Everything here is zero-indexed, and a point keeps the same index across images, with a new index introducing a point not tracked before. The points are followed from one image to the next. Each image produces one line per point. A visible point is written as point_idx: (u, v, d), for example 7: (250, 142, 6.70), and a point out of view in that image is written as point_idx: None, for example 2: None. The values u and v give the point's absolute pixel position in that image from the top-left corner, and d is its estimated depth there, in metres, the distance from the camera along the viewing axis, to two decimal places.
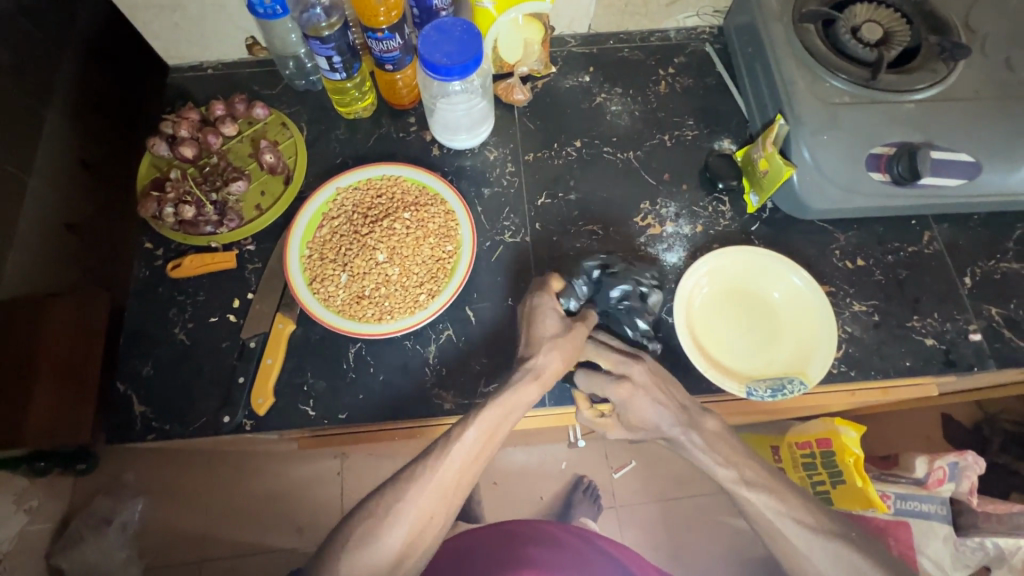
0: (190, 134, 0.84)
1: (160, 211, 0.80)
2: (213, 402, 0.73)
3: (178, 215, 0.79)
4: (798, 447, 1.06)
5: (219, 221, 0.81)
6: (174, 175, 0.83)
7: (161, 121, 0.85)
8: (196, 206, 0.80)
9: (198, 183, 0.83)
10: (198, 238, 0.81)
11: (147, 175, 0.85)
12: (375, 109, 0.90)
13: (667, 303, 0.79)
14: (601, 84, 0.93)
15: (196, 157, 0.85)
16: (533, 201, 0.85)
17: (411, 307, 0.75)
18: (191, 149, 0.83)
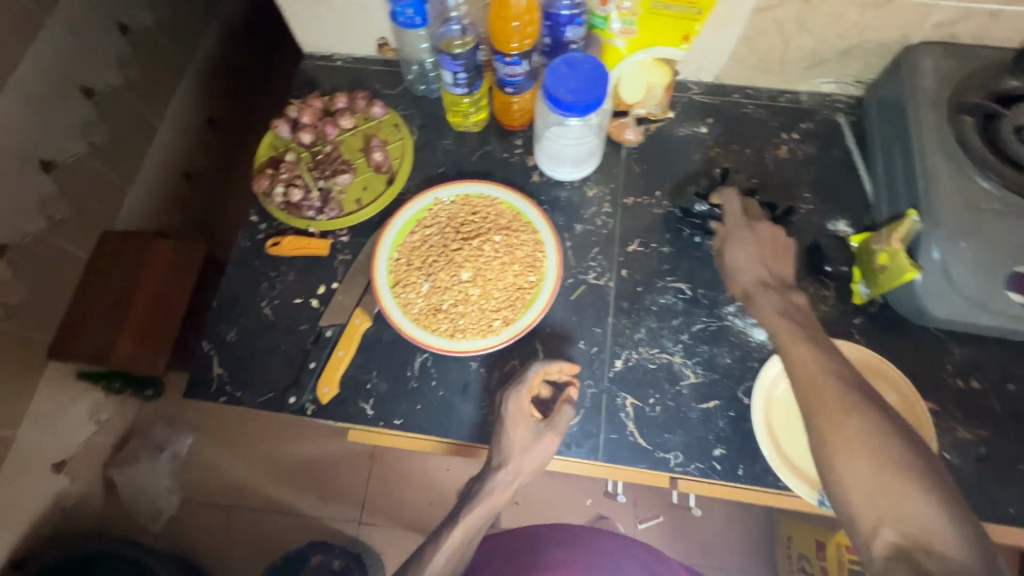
0: (311, 121, 0.89)
1: (271, 189, 0.85)
2: (283, 380, 0.76)
3: (287, 196, 0.84)
4: None
5: (321, 208, 0.85)
6: (289, 158, 0.88)
7: (288, 105, 0.90)
8: (303, 190, 0.84)
9: (310, 169, 0.88)
10: (298, 221, 0.85)
11: (265, 152, 0.91)
12: (486, 126, 0.91)
13: (744, 382, 0.74)
14: (717, 138, 0.90)
15: (312, 144, 0.89)
16: (624, 246, 0.82)
17: (483, 330, 0.75)
18: (310, 135, 0.88)
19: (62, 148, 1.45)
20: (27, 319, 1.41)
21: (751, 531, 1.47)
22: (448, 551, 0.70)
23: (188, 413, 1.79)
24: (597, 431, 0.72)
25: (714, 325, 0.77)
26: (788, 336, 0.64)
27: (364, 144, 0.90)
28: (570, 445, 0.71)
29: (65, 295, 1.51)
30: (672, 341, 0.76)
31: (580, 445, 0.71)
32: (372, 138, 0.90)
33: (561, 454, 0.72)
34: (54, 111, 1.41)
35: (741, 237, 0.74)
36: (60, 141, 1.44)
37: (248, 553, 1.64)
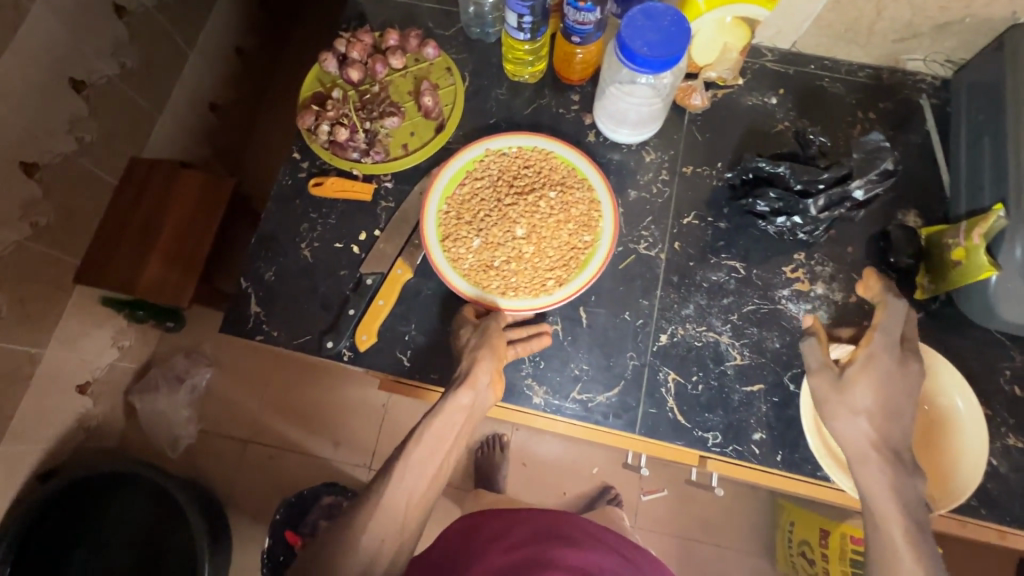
0: (360, 58, 0.85)
1: (315, 127, 0.82)
2: (320, 324, 0.75)
3: (332, 135, 0.81)
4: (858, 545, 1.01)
5: (366, 151, 0.81)
6: (336, 96, 0.84)
7: (337, 37, 0.86)
8: (349, 131, 0.81)
9: (356, 109, 0.84)
10: (341, 162, 0.81)
11: (310, 86, 0.86)
12: (542, 78, 0.86)
13: (792, 369, 0.72)
14: (787, 111, 0.84)
15: (360, 82, 0.85)
16: (678, 218, 0.79)
17: (537, 288, 0.73)
18: (359, 73, 0.84)
19: (92, 68, 1.41)
20: (55, 240, 1.41)
21: (751, 511, 1.49)
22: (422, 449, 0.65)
23: (208, 347, 1.80)
24: (636, 405, 0.71)
25: (765, 308, 0.74)
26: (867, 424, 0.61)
27: (413, 87, 0.86)
28: (608, 416, 0.70)
29: (92, 220, 1.50)
30: (721, 320, 0.74)
31: (618, 417, 0.70)
32: (423, 81, 0.85)
33: (598, 424, 0.71)
34: (86, 27, 1.36)
35: (887, 376, 0.61)
36: (91, 60, 1.40)
37: (261, 488, 1.69)
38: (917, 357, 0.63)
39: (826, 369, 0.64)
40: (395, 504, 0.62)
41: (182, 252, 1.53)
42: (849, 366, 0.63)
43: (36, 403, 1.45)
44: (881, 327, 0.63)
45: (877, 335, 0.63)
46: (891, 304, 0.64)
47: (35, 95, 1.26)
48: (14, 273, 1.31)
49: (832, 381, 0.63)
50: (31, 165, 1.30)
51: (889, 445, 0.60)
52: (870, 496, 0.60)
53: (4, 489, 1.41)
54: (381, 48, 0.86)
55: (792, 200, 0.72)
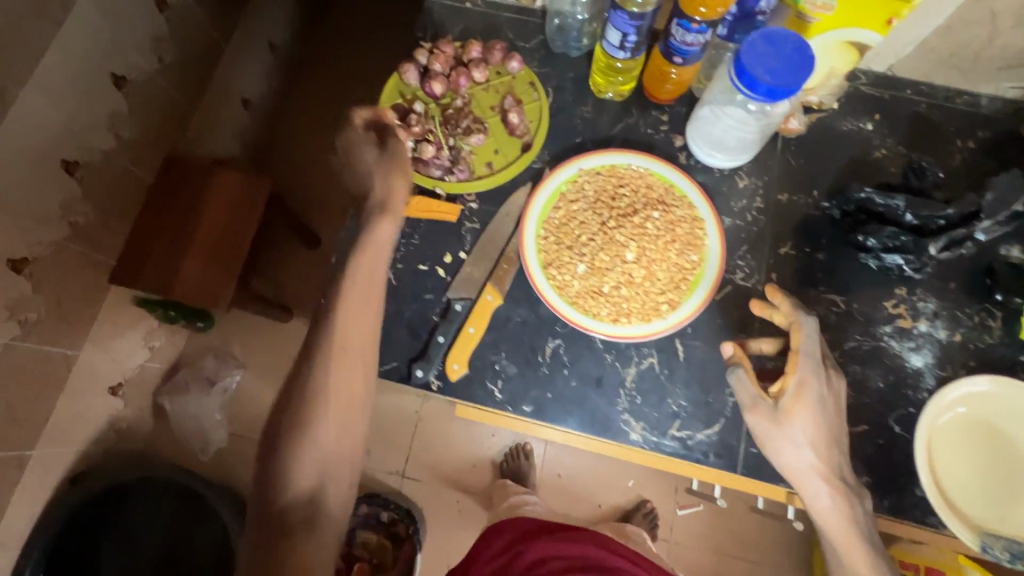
0: (442, 70, 0.82)
1: (398, 142, 0.79)
2: (408, 352, 0.72)
3: (416, 151, 0.78)
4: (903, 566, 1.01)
5: (451, 170, 0.78)
6: (418, 109, 0.81)
7: (418, 48, 0.82)
8: (435, 148, 0.78)
9: (440, 125, 0.81)
10: (424, 179, 0.78)
11: (389, 98, 0.83)
12: (629, 96, 0.83)
13: (896, 410, 0.70)
14: (883, 137, 0.81)
15: (442, 96, 0.82)
16: (775, 247, 0.76)
17: (649, 314, 0.71)
18: (442, 86, 0.81)
19: (130, 62, 1.36)
20: (93, 239, 1.37)
21: (789, 528, 1.48)
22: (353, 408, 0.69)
23: (238, 349, 1.77)
24: (736, 444, 0.69)
25: (867, 345, 0.72)
26: (813, 444, 0.62)
27: (496, 103, 0.83)
28: (709, 454, 0.68)
29: (127, 219, 1.46)
30: None
31: (718, 456, 0.68)
32: (507, 96, 0.82)
33: (698, 462, 0.69)
34: (127, 20, 1.31)
35: (818, 398, 0.63)
36: (131, 54, 1.35)
37: None
38: (836, 369, 0.65)
39: (761, 402, 0.64)
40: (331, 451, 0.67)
41: (221, 252, 1.49)
42: (782, 397, 0.63)
43: (69, 405, 1.41)
44: (803, 351, 0.64)
45: (801, 361, 0.63)
46: (805, 326, 0.65)
47: (77, 91, 1.21)
48: (53, 273, 1.27)
49: (769, 414, 0.63)
50: (72, 163, 1.26)
51: (827, 465, 0.62)
52: (825, 522, 0.63)
53: (36, 494, 1.38)
54: (463, 60, 0.83)
55: (912, 240, 0.70)
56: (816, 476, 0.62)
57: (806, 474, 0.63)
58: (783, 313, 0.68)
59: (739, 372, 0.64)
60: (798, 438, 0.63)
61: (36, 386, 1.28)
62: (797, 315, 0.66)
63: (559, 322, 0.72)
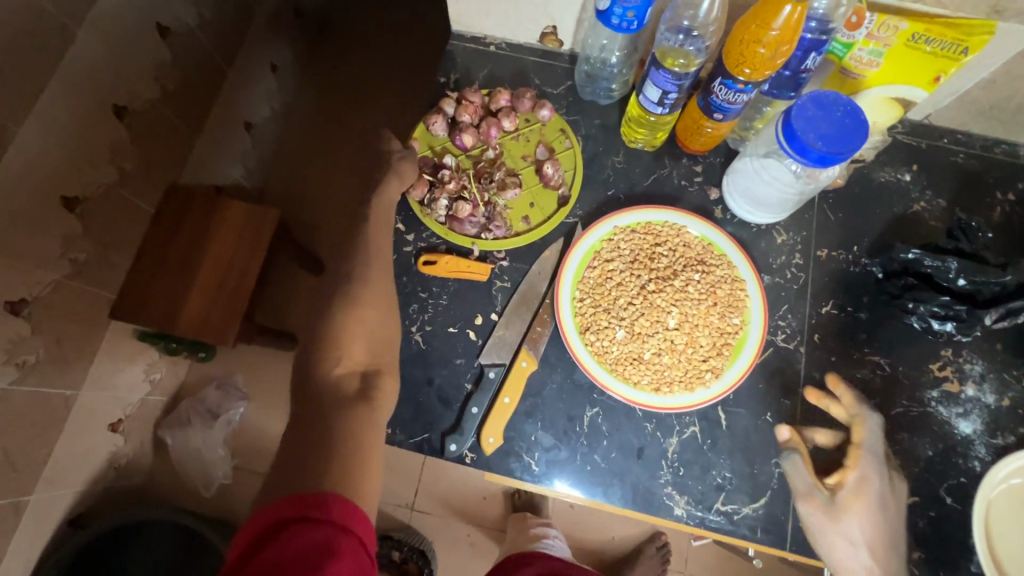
0: (472, 120, 0.79)
1: (431, 200, 0.76)
2: (440, 422, 0.69)
3: (451, 209, 0.75)
4: None
5: (487, 227, 0.76)
6: (449, 163, 0.79)
7: (445, 98, 0.80)
8: (470, 205, 0.76)
9: (473, 179, 0.78)
10: (459, 237, 0.76)
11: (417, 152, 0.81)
12: (661, 146, 0.81)
13: (947, 480, 0.67)
14: (922, 189, 0.79)
15: (473, 148, 0.80)
16: (816, 306, 0.74)
17: (693, 382, 0.68)
18: (472, 138, 0.78)
19: (134, 93, 1.32)
20: (94, 275, 1.31)
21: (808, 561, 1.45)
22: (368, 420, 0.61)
23: (241, 378, 1.73)
24: (784, 519, 0.66)
25: (915, 410, 0.70)
26: (869, 543, 0.61)
27: (528, 152, 0.81)
28: (756, 530, 0.65)
29: (129, 251, 1.41)
30: None
31: (767, 532, 0.65)
32: (540, 146, 0.80)
33: (745, 538, 0.66)
34: (131, 50, 1.27)
35: (881, 501, 0.61)
36: (134, 84, 1.31)
37: None
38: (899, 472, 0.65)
39: (817, 492, 0.62)
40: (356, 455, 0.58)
41: (226, 283, 1.45)
42: (841, 490, 0.62)
43: (69, 447, 1.36)
44: (865, 447, 0.63)
45: (864, 456, 0.63)
46: (867, 421, 0.65)
47: (83, 128, 1.17)
48: (52, 313, 1.21)
49: (827, 509, 0.62)
50: (73, 200, 1.19)
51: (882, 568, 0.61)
52: None
53: (35, 539, 1.33)
54: (492, 109, 0.80)
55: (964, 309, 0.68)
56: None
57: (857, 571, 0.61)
58: (844, 404, 0.66)
59: (794, 458, 0.63)
60: (853, 538, 0.61)
61: (34, 432, 1.22)
62: (861, 410, 0.65)
63: (597, 389, 0.69)
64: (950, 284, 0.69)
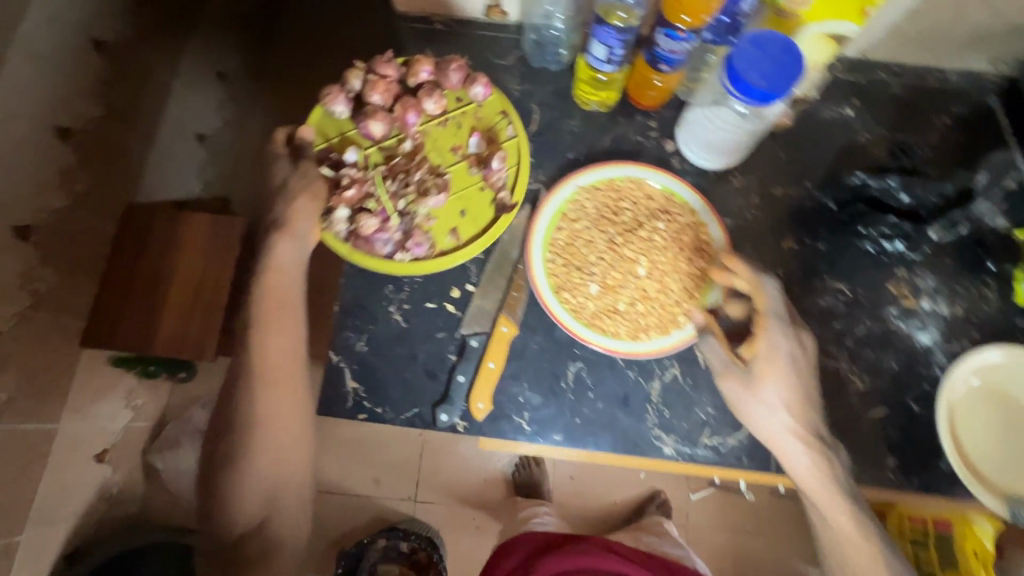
0: (382, 103, 0.74)
1: (332, 212, 0.72)
2: (428, 395, 0.70)
3: (358, 219, 0.72)
4: (909, 520, 1.02)
5: (403, 246, 0.73)
6: (353, 164, 0.75)
7: (350, 71, 0.74)
8: (379, 220, 0.73)
9: (385, 184, 0.75)
10: (373, 255, 0.73)
11: (318, 136, 0.76)
12: (614, 106, 0.82)
13: (912, 389, 0.71)
14: (864, 121, 0.83)
15: (385, 137, 0.76)
16: (777, 242, 0.77)
17: (668, 326, 0.70)
18: (383, 126, 0.74)
19: (77, 113, 1.27)
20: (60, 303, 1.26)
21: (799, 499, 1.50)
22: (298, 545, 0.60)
23: None
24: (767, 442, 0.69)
25: (877, 328, 0.74)
26: (789, 403, 0.63)
27: (457, 142, 0.78)
28: (742, 457, 0.69)
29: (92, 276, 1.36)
30: (837, 346, 0.73)
31: (752, 457, 0.69)
32: (472, 133, 0.77)
33: (733, 466, 0.69)
34: (67, 67, 1.22)
35: (790, 361, 0.63)
36: (75, 103, 1.26)
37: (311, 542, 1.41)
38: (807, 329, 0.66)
39: (733, 366, 0.64)
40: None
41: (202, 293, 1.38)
42: (754, 361, 0.63)
43: (55, 482, 1.32)
44: (768, 313, 0.64)
45: (767, 322, 0.63)
46: (764, 285, 0.65)
47: (27, 152, 1.13)
48: (19, 347, 1.17)
49: (741, 380, 0.63)
50: (24, 228, 1.15)
51: (804, 427, 0.63)
52: (808, 489, 0.64)
53: None
54: (411, 87, 0.76)
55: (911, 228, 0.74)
56: (792, 438, 0.63)
57: (781, 435, 0.63)
58: (743, 277, 0.66)
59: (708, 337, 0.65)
60: (772, 403, 0.63)
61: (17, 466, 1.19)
62: (757, 277, 0.65)
63: (577, 344, 0.71)
64: (896, 202, 0.74)
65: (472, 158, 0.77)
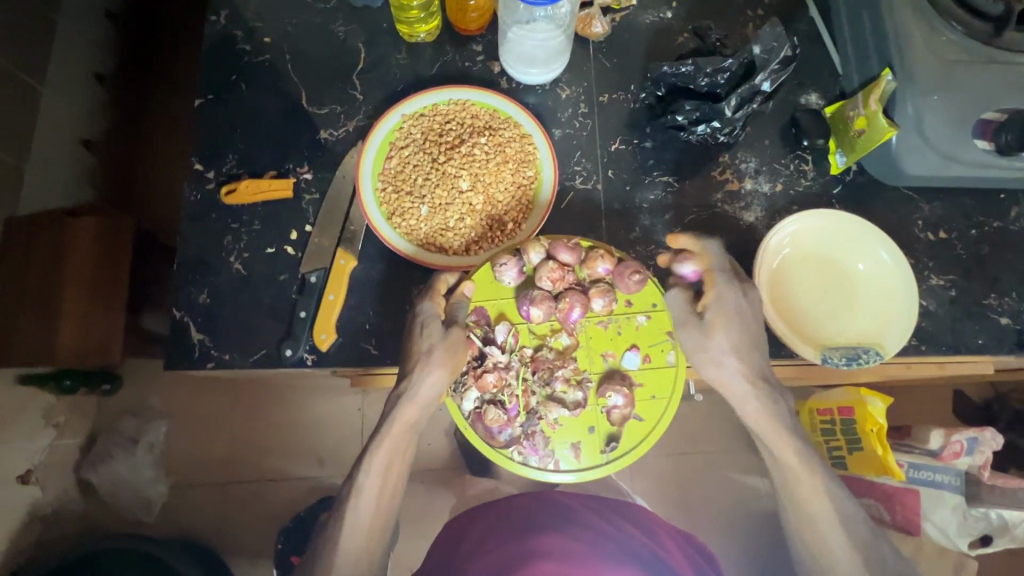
0: (556, 287, 0.69)
1: (465, 387, 0.68)
2: (275, 334, 0.72)
3: (483, 412, 0.67)
4: (818, 413, 1.08)
5: (521, 442, 0.68)
6: (499, 349, 0.69)
7: (533, 241, 0.68)
8: (507, 413, 0.68)
9: (526, 377, 0.69)
10: (493, 452, 0.68)
11: (483, 284, 0.70)
12: (439, 35, 0.83)
13: (740, 265, 0.76)
14: (685, 21, 0.84)
15: (541, 322, 0.70)
16: (606, 146, 0.80)
17: (498, 237, 0.74)
18: (545, 311, 0.68)
19: None
20: None
21: None
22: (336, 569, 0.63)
23: None
24: None
25: (705, 214, 0.78)
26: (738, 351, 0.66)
27: (612, 349, 0.71)
28: None
29: None
30: (667, 236, 0.77)
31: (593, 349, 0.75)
32: (614, 358, 0.71)
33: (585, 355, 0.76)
34: None
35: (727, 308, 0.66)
36: None
37: (250, 528, 1.29)
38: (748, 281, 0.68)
39: (690, 320, 0.67)
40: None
41: (102, 286, 1.14)
42: (706, 311, 0.65)
43: None
44: (714, 269, 0.67)
45: (715, 277, 0.66)
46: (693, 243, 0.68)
47: None
48: None
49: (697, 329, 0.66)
50: None
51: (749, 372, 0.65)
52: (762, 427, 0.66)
53: None
54: (587, 278, 0.70)
55: (709, 106, 0.74)
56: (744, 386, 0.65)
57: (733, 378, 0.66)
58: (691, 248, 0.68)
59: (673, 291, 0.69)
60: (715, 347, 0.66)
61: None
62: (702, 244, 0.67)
63: (418, 268, 0.74)
64: (696, 86, 0.76)
65: (618, 371, 0.70)
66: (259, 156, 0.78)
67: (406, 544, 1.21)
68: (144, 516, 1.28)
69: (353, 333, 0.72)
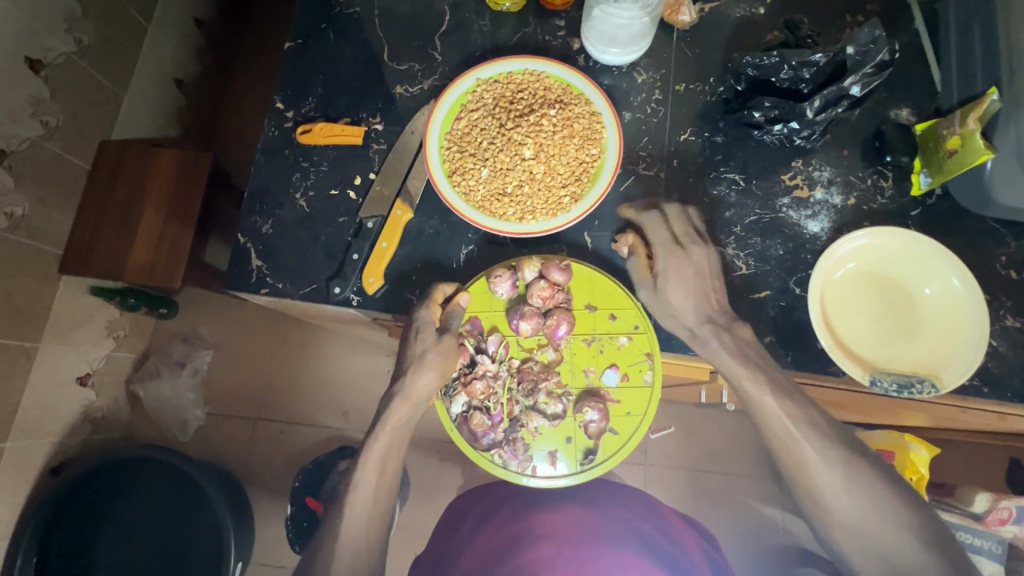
0: (541, 304, 0.70)
1: (454, 392, 0.70)
2: (325, 272, 0.75)
3: (467, 417, 0.70)
4: None
5: (501, 446, 0.70)
6: (489, 358, 0.71)
7: (524, 258, 0.70)
8: (491, 419, 0.70)
9: (512, 386, 0.71)
10: (475, 453, 0.69)
11: (479, 298, 0.72)
12: (524, 6, 0.83)
13: (797, 274, 0.73)
14: (776, 18, 0.81)
15: (529, 335, 0.71)
16: (675, 135, 0.78)
17: (554, 209, 0.74)
18: (531, 326, 0.70)
19: None
20: (39, 228, 1.07)
21: None
22: (350, 531, 0.62)
23: None
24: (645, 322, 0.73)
25: (767, 217, 0.75)
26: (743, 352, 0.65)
27: (594, 365, 0.71)
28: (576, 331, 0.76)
29: (72, 200, 1.13)
30: (724, 233, 0.75)
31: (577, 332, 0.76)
32: (595, 376, 0.71)
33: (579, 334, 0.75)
34: None
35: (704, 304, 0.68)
36: None
37: (270, 464, 1.35)
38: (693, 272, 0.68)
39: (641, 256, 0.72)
40: (347, 549, 0.61)
41: (177, 204, 1.16)
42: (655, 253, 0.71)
43: None
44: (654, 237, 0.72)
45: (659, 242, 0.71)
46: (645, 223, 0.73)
47: None
48: None
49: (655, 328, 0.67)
50: None
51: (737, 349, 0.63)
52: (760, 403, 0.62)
53: None
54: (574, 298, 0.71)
55: (790, 105, 0.71)
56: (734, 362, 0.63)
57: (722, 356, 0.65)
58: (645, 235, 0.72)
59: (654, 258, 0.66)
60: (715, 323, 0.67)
61: (13, 387, 1.06)
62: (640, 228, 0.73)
63: (471, 229, 0.76)
64: (777, 80, 0.73)
65: (598, 389, 0.71)
66: (336, 103, 0.82)
67: (413, 507, 1.24)
68: (180, 434, 1.36)
69: (399, 282, 0.74)
